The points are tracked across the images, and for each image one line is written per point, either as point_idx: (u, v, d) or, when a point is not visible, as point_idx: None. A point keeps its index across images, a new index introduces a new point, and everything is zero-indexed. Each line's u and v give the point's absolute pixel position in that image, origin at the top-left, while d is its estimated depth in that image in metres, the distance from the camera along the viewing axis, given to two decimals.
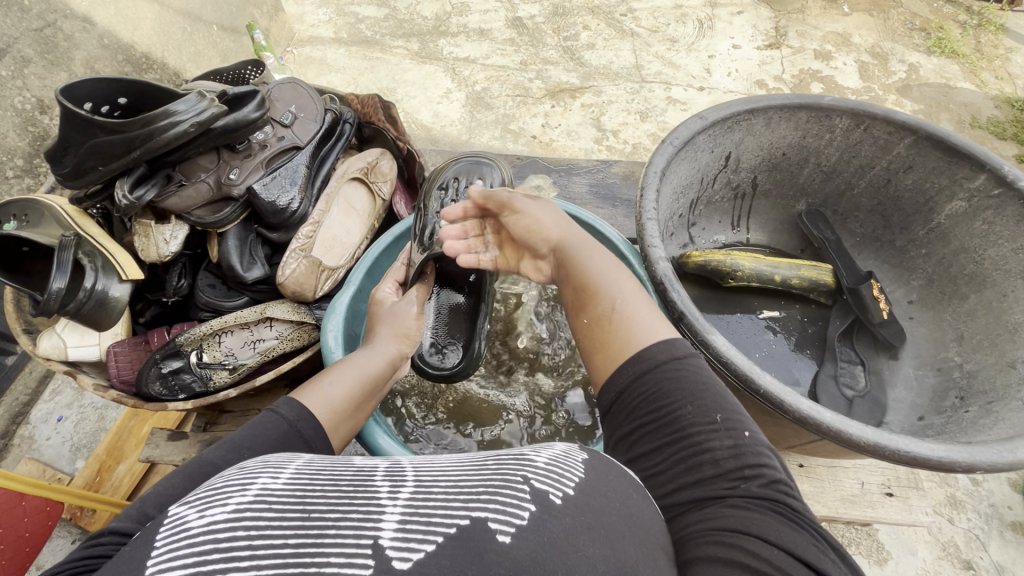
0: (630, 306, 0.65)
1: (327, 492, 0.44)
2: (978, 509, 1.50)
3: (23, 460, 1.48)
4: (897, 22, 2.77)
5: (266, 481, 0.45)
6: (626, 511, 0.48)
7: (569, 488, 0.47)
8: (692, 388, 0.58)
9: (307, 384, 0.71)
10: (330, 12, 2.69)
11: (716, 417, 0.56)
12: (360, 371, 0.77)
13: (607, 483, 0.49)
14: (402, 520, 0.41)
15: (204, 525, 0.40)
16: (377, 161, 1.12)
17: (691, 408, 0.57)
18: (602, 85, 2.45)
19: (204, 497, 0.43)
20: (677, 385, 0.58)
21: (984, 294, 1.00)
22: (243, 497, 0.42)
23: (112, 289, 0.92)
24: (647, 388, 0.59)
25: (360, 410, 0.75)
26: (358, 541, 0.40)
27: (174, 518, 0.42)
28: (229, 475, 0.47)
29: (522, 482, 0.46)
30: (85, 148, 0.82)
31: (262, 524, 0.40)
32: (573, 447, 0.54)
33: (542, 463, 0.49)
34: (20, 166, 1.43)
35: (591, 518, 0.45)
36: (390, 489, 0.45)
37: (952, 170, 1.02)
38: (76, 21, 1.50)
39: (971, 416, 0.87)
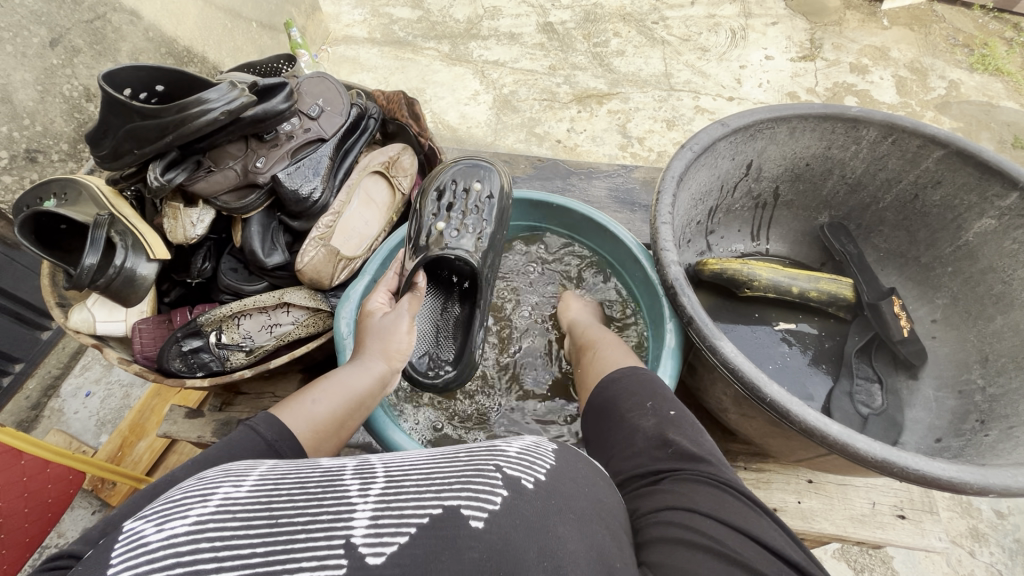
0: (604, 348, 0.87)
1: (295, 495, 0.44)
2: (1001, 542, 1.44)
3: (52, 431, 1.55)
4: (938, 37, 2.70)
5: (228, 490, 0.43)
6: (591, 496, 0.51)
7: (540, 473, 0.49)
8: (642, 389, 0.71)
9: (288, 402, 0.71)
10: (365, 13, 2.75)
11: (647, 403, 0.69)
12: (346, 389, 0.78)
13: (572, 470, 0.52)
14: (373, 516, 0.41)
15: (162, 539, 0.38)
16: (399, 155, 1.15)
17: (650, 402, 0.69)
18: (630, 92, 2.45)
19: (162, 510, 0.41)
20: (635, 384, 0.72)
21: (1011, 316, 0.96)
22: (203, 509, 0.40)
23: (140, 267, 0.96)
24: (610, 388, 0.74)
25: (345, 421, 0.76)
26: (330, 541, 0.39)
27: (129, 534, 0.39)
28: (187, 487, 0.45)
29: (493, 471, 0.47)
30: (123, 131, 0.86)
31: (226, 534, 0.39)
32: (543, 438, 0.56)
33: (514, 452, 0.51)
34: (64, 151, 1.50)
35: (557, 496, 0.47)
36: (359, 488, 0.45)
37: (983, 187, 0.99)
38: (125, 15, 1.56)
39: (991, 439, 0.84)
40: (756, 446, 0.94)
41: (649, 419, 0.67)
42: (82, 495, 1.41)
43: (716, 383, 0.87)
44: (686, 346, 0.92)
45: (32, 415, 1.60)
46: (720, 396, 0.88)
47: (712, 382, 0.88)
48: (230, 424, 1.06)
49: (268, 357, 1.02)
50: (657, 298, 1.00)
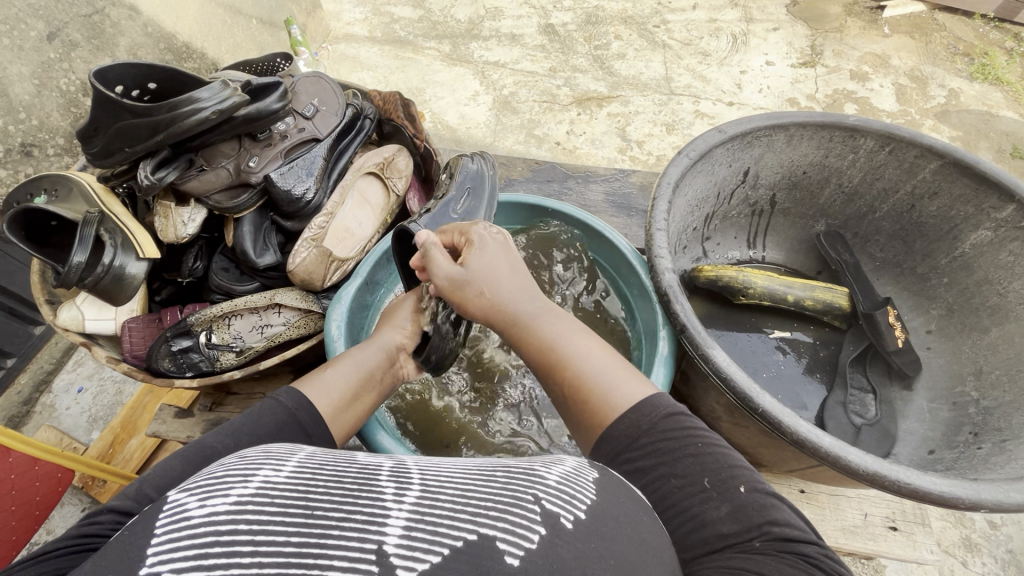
0: (591, 365, 0.67)
1: (332, 489, 0.43)
2: (994, 553, 1.44)
3: (44, 427, 1.53)
4: (939, 46, 2.70)
5: (268, 474, 0.44)
6: (636, 537, 0.47)
7: (580, 510, 0.46)
8: (687, 456, 0.58)
9: (310, 377, 0.76)
10: (366, 12, 2.74)
11: (704, 483, 0.56)
12: (362, 362, 0.82)
13: (613, 502, 0.49)
14: (407, 527, 0.40)
15: (204, 515, 0.39)
16: (393, 157, 1.14)
17: (707, 480, 0.56)
18: (630, 95, 2.44)
19: (205, 485, 0.43)
20: (660, 446, 0.59)
21: (1005, 329, 0.96)
22: (244, 489, 0.42)
23: (129, 266, 0.95)
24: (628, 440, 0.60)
25: (359, 395, 0.79)
26: (362, 545, 0.38)
27: (174, 505, 0.41)
28: (231, 464, 0.47)
29: (533, 502, 0.45)
30: (114, 129, 0.85)
31: (264, 519, 0.39)
32: (584, 463, 0.54)
33: (554, 481, 0.48)
34: (61, 145, 1.49)
35: (600, 543, 0.44)
36: (395, 492, 0.43)
37: (979, 199, 0.99)
38: (123, 9, 1.55)
39: (984, 453, 0.84)
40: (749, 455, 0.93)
41: (712, 505, 0.54)
42: (72, 493, 1.40)
43: (708, 391, 0.86)
44: (678, 354, 0.91)
45: (24, 410, 1.58)
46: (713, 405, 0.87)
47: (705, 391, 0.87)
48: (220, 424, 1.05)
49: (259, 358, 1.02)
50: (651, 306, 0.99)
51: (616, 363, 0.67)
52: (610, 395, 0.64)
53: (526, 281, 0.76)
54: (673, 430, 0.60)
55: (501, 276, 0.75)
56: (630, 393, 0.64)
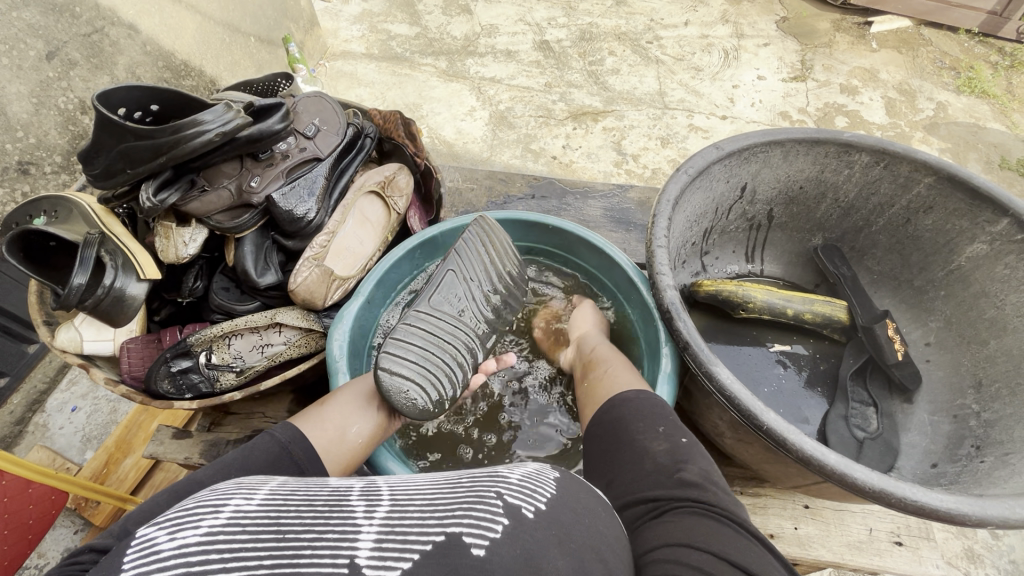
0: (615, 371, 0.88)
1: (303, 511, 0.44)
2: (997, 564, 1.43)
3: (36, 448, 1.51)
4: (926, 60, 2.75)
5: (239, 502, 0.44)
6: (594, 529, 0.49)
7: (541, 503, 0.48)
8: (658, 416, 0.74)
9: (307, 412, 0.78)
10: (363, 29, 2.77)
11: (676, 441, 0.70)
12: (360, 392, 0.84)
13: (576, 501, 0.51)
14: (378, 539, 0.41)
15: (175, 548, 0.39)
16: (394, 175, 1.15)
17: (682, 437, 0.71)
18: (625, 110, 2.47)
19: (174, 518, 0.43)
20: (649, 405, 0.76)
21: (1004, 341, 0.97)
22: (215, 519, 0.42)
23: (129, 287, 0.95)
24: (626, 403, 0.77)
25: (352, 428, 0.79)
26: (335, 560, 0.39)
27: (143, 540, 0.41)
28: (199, 497, 0.46)
29: (495, 498, 0.46)
30: (117, 151, 0.85)
31: (236, 545, 0.39)
32: (545, 467, 0.55)
33: (516, 480, 0.50)
34: (58, 163, 1.49)
35: (559, 531, 0.46)
36: (365, 509, 0.44)
37: (974, 213, 1.00)
38: (123, 28, 1.55)
39: (987, 466, 0.84)
40: (753, 470, 0.93)
41: (682, 457, 0.67)
42: (64, 515, 1.37)
43: (711, 408, 0.86)
44: (682, 370, 0.92)
45: (16, 431, 1.56)
46: (716, 421, 0.87)
47: (708, 408, 0.88)
48: (218, 445, 1.04)
49: (260, 378, 1.01)
50: (653, 323, 0.99)
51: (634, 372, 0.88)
52: (611, 380, 0.86)
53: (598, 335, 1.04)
54: (655, 400, 0.77)
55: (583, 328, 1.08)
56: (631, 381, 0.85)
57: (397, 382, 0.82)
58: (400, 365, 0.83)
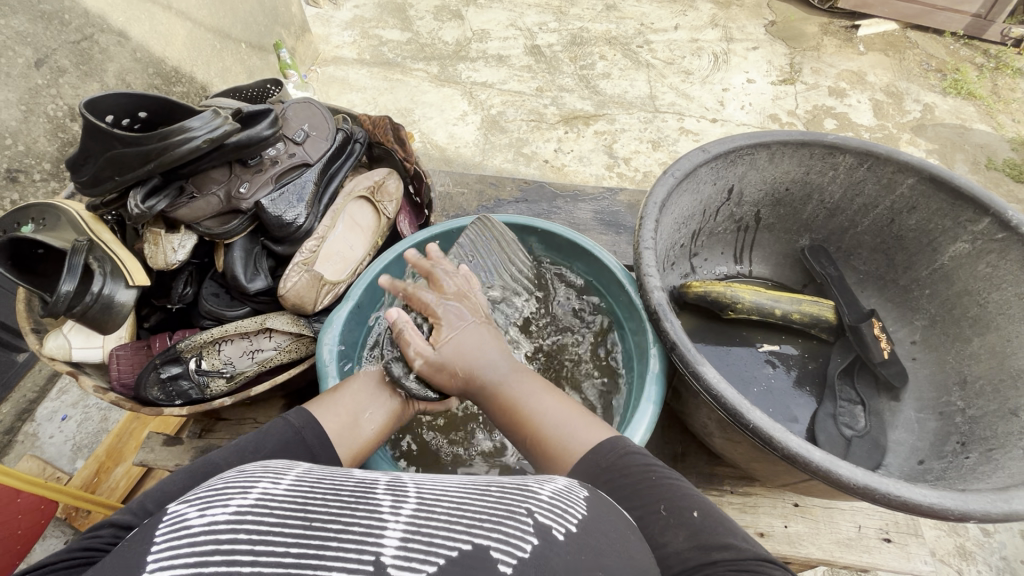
0: (556, 415, 0.72)
1: (329, 502, 0.44)
2: (988, 561, 1.45)
3: (26, 457, 1.50)
4: (912, 63, 2.79)
5: (266, 486, 0.45)
6: (624, 553, 0.48)
7: (570, 525, 0.46)
8: (636, 483, 0.61)
9: (320, 398, 0.79)
10: (354, 35, 2.78)
11: (660, 508, 0.59)
12: (370, 379, 0.82)
13: (603, 522, 0.50)
14: (404, 538, 0.40)
15: (204, 525, 0.40)
16: (383, 180, 1.15)
17: (663, 504, 0.59)
18: (616, 113, 2.49)
19: (205, 496, 0.44)
20: (629, 478, 0.62)
21: (987, 338, 0.98)
22: (244, 499, 0.42)
23: (118, 293, 0.95)
24: (600, 484, 0.63)
25: (365, 414, 0.78)
26: (360, 556, 0.39)
27: (174, 515, 0.42)
28: (229, 477, 0.47)
29: (526, 515, 0.45)
30: (105, 158, 0.85)
31: (263, 530, 0.40)
32: (573, 483, 0.54)
33: (545, 497, 0.49)
34: (47, 170, 1.48)
35: (591, 556, 0.45)
36: (392, 505, 0.44)
37: (956, 213, 1.02)
38: (112, 36, 1.55)
39: (972, 462, 0.85)
40: (742, 469, 0.93)
41: (678, 531, 0.57)
42: (54, 525, 1.36)
43: (700, 408, 0.87)
44: (670, 371, 0.93)
45: (5, 440, 1.54)
46: (705, 421, 0.88)
47: (697, 408, 0.88)
48: (210, 452, 1.04)
49: (249, 384, 1.01)
50: (641, 324, 1.00)
51: (581, 411, 0.74)
52: (570, 441, 0.69)
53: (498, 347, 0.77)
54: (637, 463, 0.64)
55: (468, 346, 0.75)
56: (591, 435, 0.70)
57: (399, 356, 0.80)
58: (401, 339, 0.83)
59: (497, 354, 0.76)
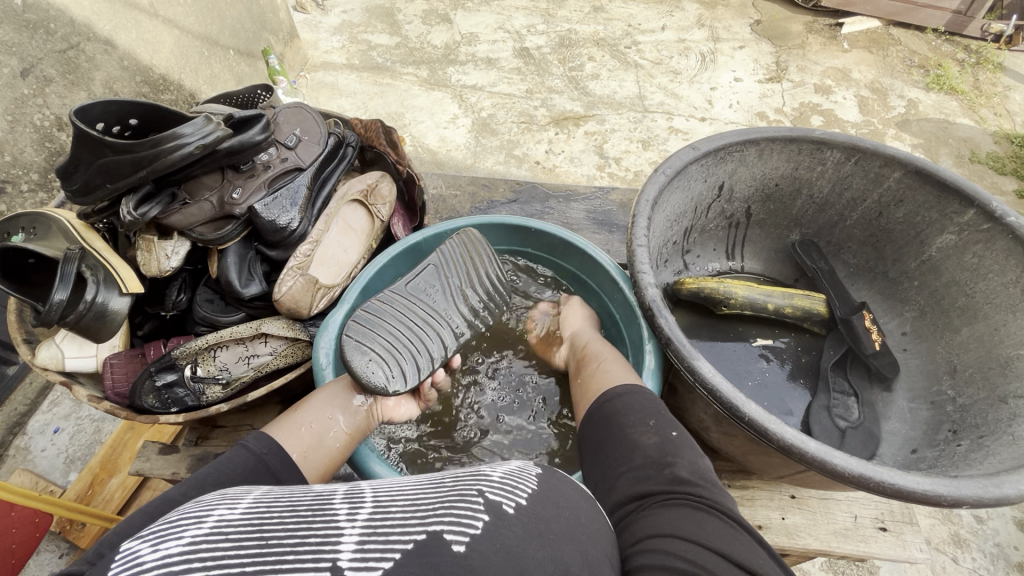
0: (608, 364, 0.90)
1: (286, 517, 0.44)
2: (983, 548, 1.47)
3: (18, 471, 1.48)
4: (896, 59, 2.83)
5: (222, 512, 0.45)
6: (575, 521, 0.50)
7: (521, 498, 0.49)
8: (641, 406, 0.76)
9: (282, 419, 0.79)
10: (343, 40, 2.78)
11: (650, 423, 0.72)
12: (334, 397, 0.86)
13: (557, 495, 0.52)
14: (360, 541, 0.42)
15: (158, 558, 0.39)
16: (377, 184, 1.16)
17: (653, 420, 0.73)
18: (606, 114, 2.50)
19: (158, 530, 0.43)
20: (642, 401, 0.77)
21: (976, 327, 1.00)
22: (198, 528, 0.42)
23: (111, 302, 0.94)
24: (619, 398, 0.78)
25: (330, 431, 0.82)
26: (317, 563, 0.40)
27: (128, 552, 0.41)
28: (185, 509, 0.47)
29: (476, 496, 0.47)
30: (96, 166, 0.85)
31: (219, 553, 0.40)
32: (529, 463, 0.56)
33: (497, 478, 0.51)
34: (35, 180, 1.47)
35: (542, 526, 0.47)
36: (348, 512, 0.45)
37: (942, 205, 1.03)
38: (99, 44, 1.55)
39: (963, 450, 0.86)
40: (739, 463, 0.94)
41: (651, 436, 0.70)
42: (48, 539, 1.34)
43: (696, 402, 0.87)
44: (666, 367, 0.93)
45: None
46: (701, 415, 0.88)
47: (692, 402, 0.89)
48: (206, 460, 1.03)
49: (245, 390, 1.01)
50: (637, 320, 1.01)
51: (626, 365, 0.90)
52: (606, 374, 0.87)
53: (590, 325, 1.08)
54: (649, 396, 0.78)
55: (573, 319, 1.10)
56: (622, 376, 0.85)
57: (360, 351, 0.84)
58: (363, 334, 0.87)
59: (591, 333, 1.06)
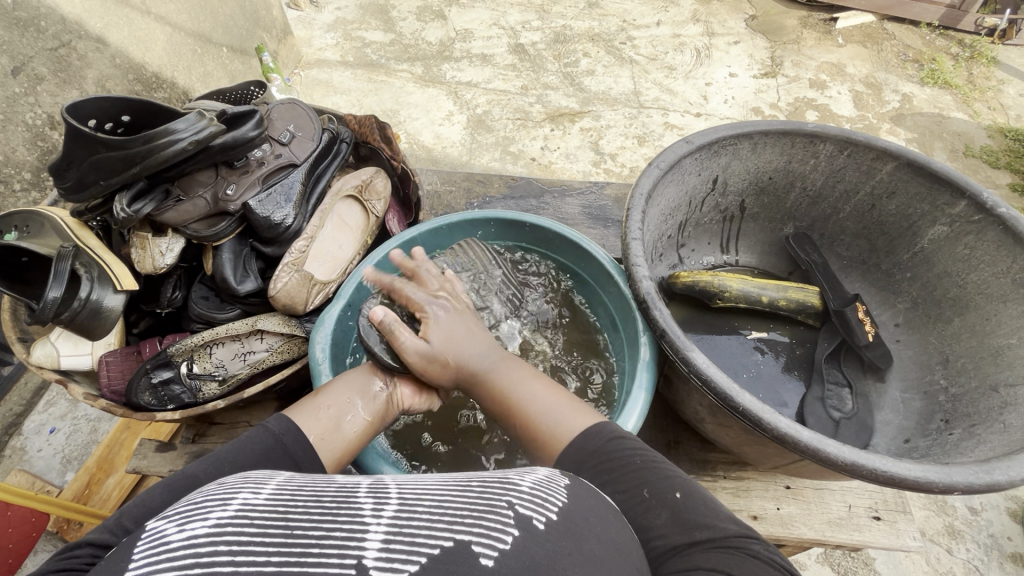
0: (551, 404, 0.76)
1: (311, 508, 0.44)
2: (977, 538, 1.48)
3: (14, 471, 1.47)
4: (890, 54, 2.84)
5: (247, 496, 0.45)
6: (606, 537, 0.49)
7: (552, 513, 0.48)
8: (619, 470, 0.64)
9: (301, 402, 0.79)
10: (337, 37, 2.77)
11: (643, 493, 0.61)
12: (354, 382, 0.84)
13: (585, 506, 0.51)
14: (386, 540, 0.42)
15: (183, 540, 0.40)
16: (371, 179, 1.16)
17: (647, 488, 0.62)
18: (601, 110, 2.50)
19: (184, 511, 0.44)
20: (613, 467, 0.65)
21: (967, 318, 1.01)
22: (223, 512, 0.43)
23: (106, 299, 0.95)
24: (585, 469, 0.66)
25: (347, 417, 0.79)
26: (342, 560, 0.40)
27: (154, 532, 0.43)
28: (209, 490, 0.48)
29: (506, 508, 0.46)
30: (88, 163, 0.85)
31: (244, 540, 0.40)
32: (556, 472, 0.56)
33: (527, 487, 0.50)
34: (28, 180, 1.46)
35: (571, 542, 0.46)
36: (374, 507, 0.45)
37: (933, 197, 1.04)
38: (90, 42, 1.54)
39: (955, 438, 0.88)
40: (735, 454, 0.95)
41: (658, 513, 0.60)
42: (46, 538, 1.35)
43: (691, 393, 0.88)
44: (662, 359, 0.94)
45: None
46: (697, 407, 0.89)
47: (688, 394, 0.89)
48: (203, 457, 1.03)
49: (242, 386, 1.01)
50: (631, 314, 1.01)
51: (576, 402, 0.77)
52: (559, 427, 0.73)
53: (477, 342, 0.82)
54: (621, 451, 0.66)
55: (458, 337, 0.81)
56: (579, 424, 0.73)
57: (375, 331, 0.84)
58: (381, 318, 0.87)
59: (477, 348, 0.82)
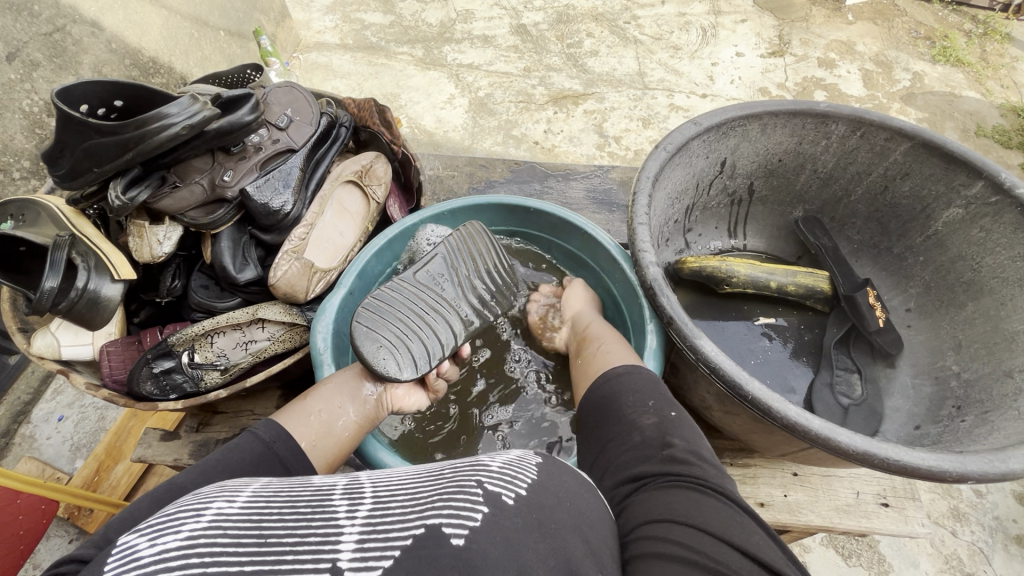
0: (611, 347, 0.89)
1: (285, 514, 0.44)
2: (982, 521, 1.48)
3: (23, 459, 1.48)
4: (901, 31, 2.76)
5: (221, 505, 0.44)
6: (575, 510, 0.50)
7: (521, 489, 0.48)
8: (652, 393, 0.75)
9: (290, 407, 0.79)
10: (336, 19, 2.71)
11: (668, 412, 0.71)
12: (343, 385, 0.85)
13: (558, 484, 0.52)
14: (360, 539, 0.42)
15: (155, 554, 0.39)
16: (371, 164, 1.14)
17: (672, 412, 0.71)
18: (605, 92, 2.45)
19: (156, 524, 0.42)
20: (642, 383, 0.76)
21: (981, 302, 0.99)
22: (196, 523, 0.41)
23: (104, 288, 0.94)
24: (621, 380, 0.77)
25: (340, 419, 0.81)
26: (317, 563, 0.39)
27: (124, 548, 0.41)
28: (184, 502, 0.46)
29: (475, 487, 0.46)
30: (81, 149, 0.83)
31: (217, 550, 0.39)
32: (530, 452, 0.56)
33: (497, 466, 0.50)
34: (26, 168, 1.44)
35: (547, 523, 0.46)
36: (348, 509, 0.45)
37: (949, 177, 1.01)
38: (85, 26, 1.51)
39: (967, 425, 0.86)
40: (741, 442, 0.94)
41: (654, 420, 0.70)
42: (57, 525, 1.36)
43: (698, 381, 0.87)
44: (669, 347, 0.92)
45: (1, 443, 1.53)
46: (704, 394, 0.88)
47: (695, 381, 0.88)
48: (207, 445, 1.03)
49: (245, 375, 1.01)
50: (638, 300, 1.00)
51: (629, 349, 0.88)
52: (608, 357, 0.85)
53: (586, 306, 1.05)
54: (648, 377, 0.77)
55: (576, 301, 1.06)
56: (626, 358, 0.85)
57: (371, 338, 0.85)
58: (374, 324, 0.87)
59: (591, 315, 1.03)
